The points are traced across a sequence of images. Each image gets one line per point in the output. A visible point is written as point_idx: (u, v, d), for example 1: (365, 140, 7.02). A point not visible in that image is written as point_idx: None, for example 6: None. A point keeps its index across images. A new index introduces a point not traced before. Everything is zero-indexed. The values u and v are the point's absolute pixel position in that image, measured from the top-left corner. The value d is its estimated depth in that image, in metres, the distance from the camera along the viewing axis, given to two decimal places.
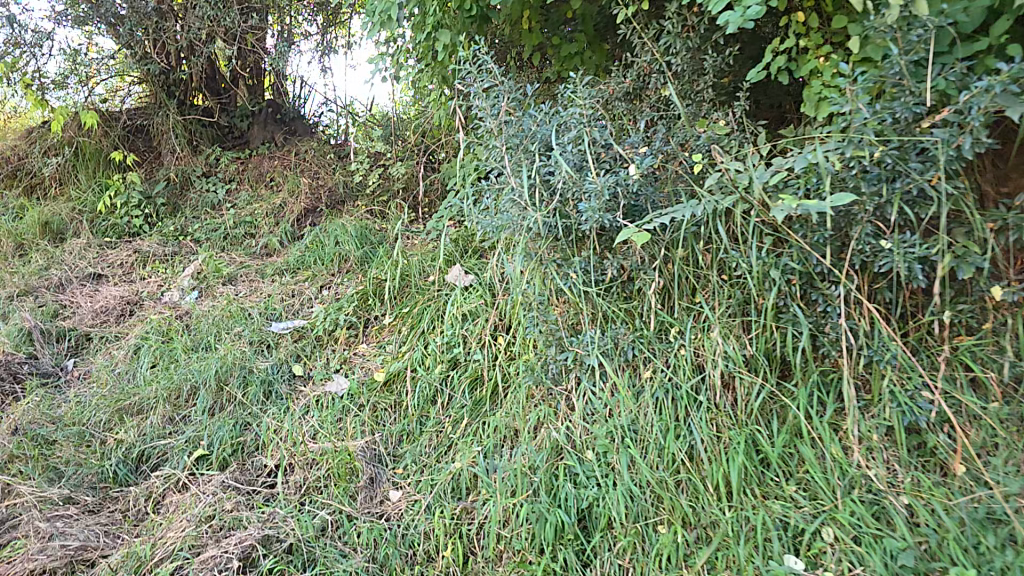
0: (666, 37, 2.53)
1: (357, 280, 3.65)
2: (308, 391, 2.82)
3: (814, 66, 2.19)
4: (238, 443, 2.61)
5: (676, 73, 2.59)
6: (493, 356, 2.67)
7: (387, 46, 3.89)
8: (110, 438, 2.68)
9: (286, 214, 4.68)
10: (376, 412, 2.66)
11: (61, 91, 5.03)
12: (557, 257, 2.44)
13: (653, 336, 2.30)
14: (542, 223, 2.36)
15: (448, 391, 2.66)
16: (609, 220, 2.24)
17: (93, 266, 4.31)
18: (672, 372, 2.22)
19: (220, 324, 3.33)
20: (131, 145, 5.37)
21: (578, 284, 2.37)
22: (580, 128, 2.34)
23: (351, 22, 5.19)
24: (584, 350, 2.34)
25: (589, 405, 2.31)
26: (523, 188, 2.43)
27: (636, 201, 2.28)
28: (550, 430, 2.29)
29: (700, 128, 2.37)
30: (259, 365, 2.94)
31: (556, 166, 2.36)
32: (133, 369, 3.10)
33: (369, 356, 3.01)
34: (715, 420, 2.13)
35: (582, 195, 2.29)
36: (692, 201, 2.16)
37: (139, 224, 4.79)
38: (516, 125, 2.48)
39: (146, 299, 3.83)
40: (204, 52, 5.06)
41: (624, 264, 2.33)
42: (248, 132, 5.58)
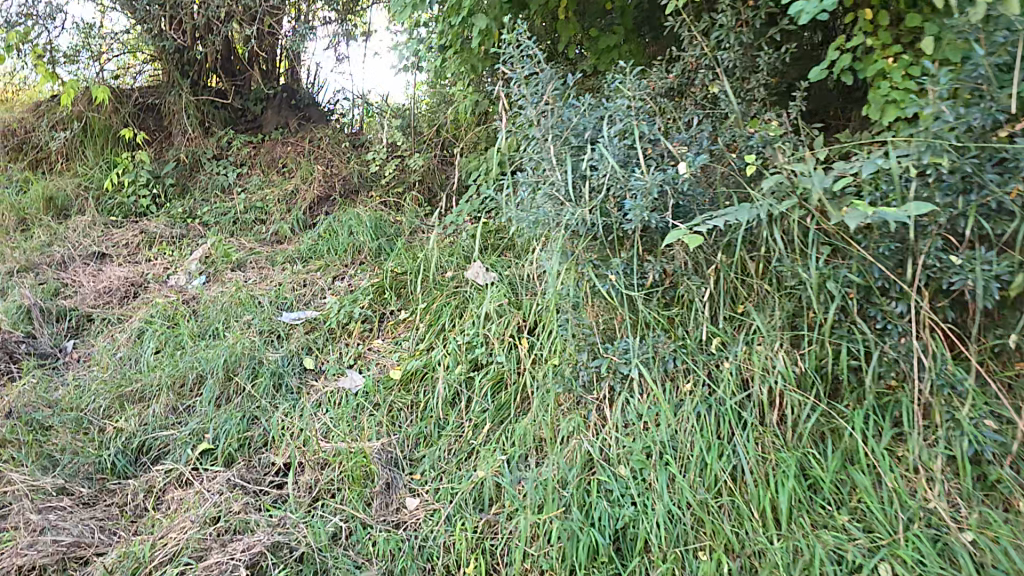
0: (719, 31, 2.39)
1: (372, 272, 3.50)
2: (320, 386, 2.68)
3: (882, 66, 2.08)
4: (244, 438, 2.45)
5: (724, 70, 2.46)
6: (518, 359, 2.53)
7: (412, 33, 3.78)
8: (109, 426, 2.52)
9: (299, 201, 4.53)
10: (392, 412, 2.51)
11: (72, 65, 4.87)
12: (594, 257, 2.28)
13: (695, 346, 2.17)
14: (582, 220, 2.20)
15: (468, 393, 2.51)
16: (655, 221, 2.10)
17: (98, 245, 4.16)
18: (716, 387, 2.11)
19: (229, 311, 3.18)
20: (140, 123, 5.20)
21: (620, 288, 2.23)
22: (627, 120, 2.20)
23: (370, 13, 5.14)
24: (619, 359, 2.21)
25: (624, 417, 2.19)
26: (564, 183, 2.27)
27: (687, 202, 2.13)
28: (582, 442, 2.16)
29: (750, 128, 2.23)
30: (269, 356, 2.79)
31: (599, 160, 2.20)
32: (136, 355, 2.95)
33: (384, 352, 2.86)
34: (761, 440, 2.02)
35: (627, 193, 2.14)
36: (746, 205, 2.03)
37: (146, 204, 4.64)
38: (557, 116, 2.31)
39: (151, 282, 3.68)
40: (221, 32, 4.94)
41: (667, 268, 2.20)
42: (261, 116, 5.38)
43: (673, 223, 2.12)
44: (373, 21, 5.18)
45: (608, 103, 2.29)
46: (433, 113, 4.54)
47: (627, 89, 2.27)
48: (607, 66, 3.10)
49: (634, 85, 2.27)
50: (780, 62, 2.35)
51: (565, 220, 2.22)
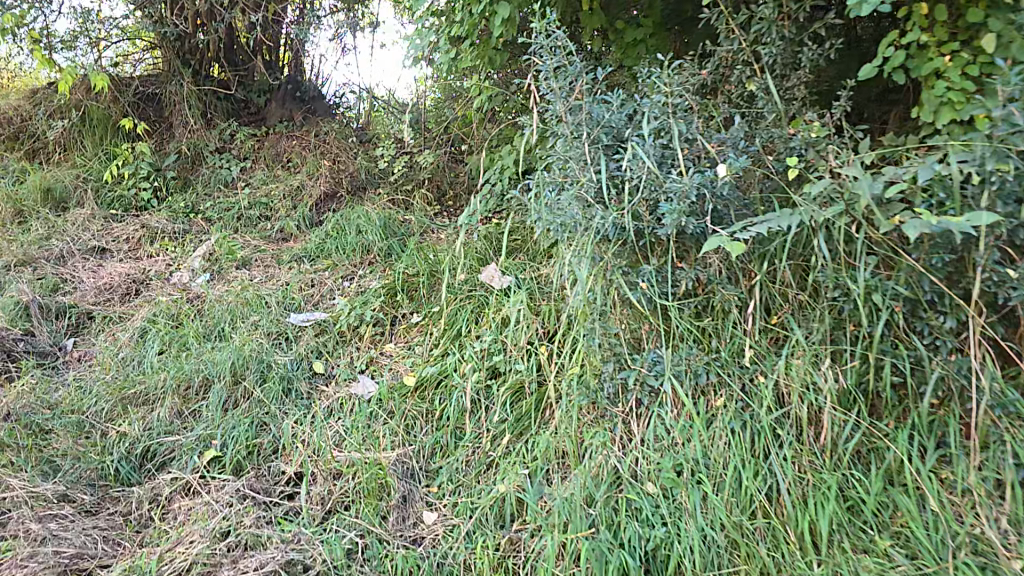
0: (759, 25, 2.32)
1: (382, 274, 3.41)
2: (330, 392, 2.57)
3: (938, 64, 2.04)
4: (253, 445, 2.36)
5: (761, 67, 2.39)
6: (539, 367, 2.44)
7: (424, 23, 3.68)
8: (112, 430, 2.42)
9: (305, 197, 4.41)
10: (406, 421, 2.41)
11: (70, 51, 4.71)
12: (624, 264, 2.19)
13: (730, 359, 2.09)
14: (613, 224, 2.10)
15: (487, 402, 2.41)
16: (693, 226, 2.01)
17: (97, 239, 4.03)
18: (751, 402, 2.04)
19: (236, 311, 3.08)
20: (141, 113, 5.06)
21: (653, 295, 2.14)
22: (664, 119, 2.11)
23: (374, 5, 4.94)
24: (648, 371, 2.13)
25: (651, 432, 2.10)
26: (594, 183, 2.16)
27: (725, 207, 2.04)
28: (609, 457, 2.07)
29: (791, 129, 2.16)
30: (278, 360, 2.69)
31: (634, 160, 2.10)
32: (138, 355, 2.84)
33: (397, 356, 2.76)
34: (798, 459, 1.96)
35: (662, 195, 2.05)
36: (788, 212, 1.95)
37: (147, 197, 4.50)
38: (585, 111, 2.19)
39: (153, 279, 3.56)
40: (224, 18, 4.80)
41: (701, 276, 2.11)
42: (265, 109, 5.25)
43: (710, 228, 2.04)
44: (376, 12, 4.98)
45: (643, 100, 2.20)
46: (439, 111, 4.46)
47: (664, 85, 2.17)
48: (632, 63, 3.01)
49: (671, 81, 2.17)
50: (825, 58, 2.29)
51: (594, 222, 2.12)
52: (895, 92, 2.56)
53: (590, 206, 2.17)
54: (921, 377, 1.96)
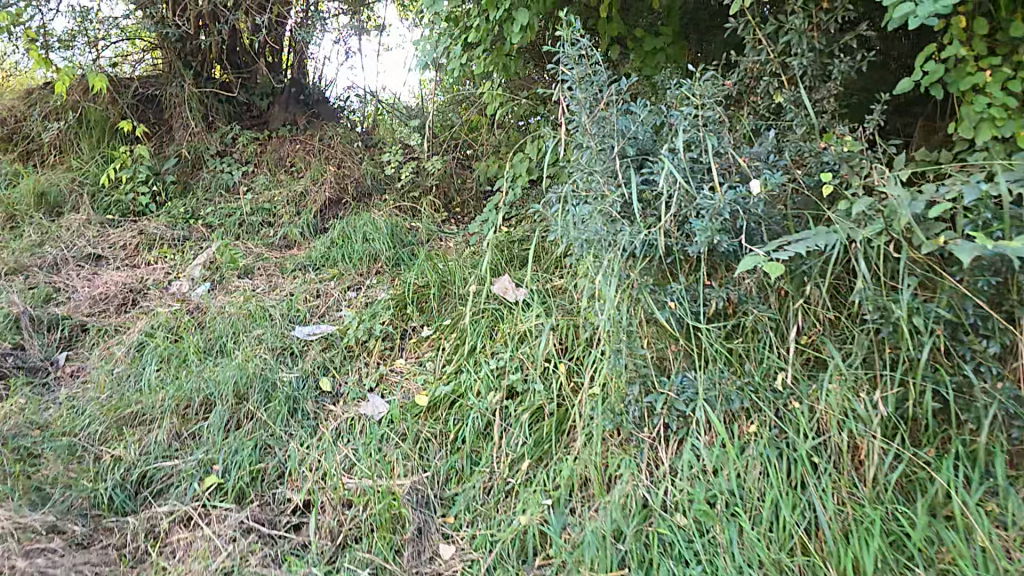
0: (788, 35, 2.20)
1: (390, 285, 3.31)
2: (337, 412, 2.45)
3: (978, 79, 1.92)
4: (257, 470, 2.23)
5: (790, 78, 2.28)
6: (558, 387, 2.32)
7: (435, 28, 3.61)
8: (106, 454, 2.29)
9: (309, 203, 4.29)
10: (420, 443, 2.29)
11: (67, 51, 4.60)
12: (650, 281, 2.05)
13: (763, 383, 1.96)
14: (641, 241, 1.97)
15: (503, 424, 2.29)
16: (727, 245, 1.88)
17: (93, 247, 3.90)
18: (787, 429, 1.89)
19: (238, 324, 2.95)
20: (139, 115, 4.92)
21: (683, 314, 2.00)
22: (694, 131, 1.99)
23: (377, 9, 5.03)
24: (676, 394, 2.01)
25: (680, 460, 1.97)
26: (620, 197, 2.03)
27: (760, 225, 1.92)
28: (636, 487, 1.94)
29: (823, 143, 2.06)
30: (283, 378, 2.57)
31: (664, 174, 1.97)
32: (136, 372, 2.71)
33: (408, 373, 2.65)
34: (839, 491, 1.81)
35: (694, 211, 1.92)
36: (825, 230, 1.85)
37: (145, 202, 4.37)
38: (610, 122, 2.07)
39: (151, 288, 3.44)
40: (228, 20, 4.69)
41: (732, 296, 1.98)
42: (267, 112, 5.13)
43: (745, 247, 1.91)
44: (382, 15, 5.08)
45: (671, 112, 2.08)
46: (443, 116, 4.53)
47: (694, 96, 2.05)
48: (652, 71, 2.91)
49: (702, 91, 2.05)
50: (857, 70, 2.18)
51: (621, 238, 1.99)
52: (917, 105, 2.53)
53: (616, 221, 2.04)
54: (964, 404, 1.85)
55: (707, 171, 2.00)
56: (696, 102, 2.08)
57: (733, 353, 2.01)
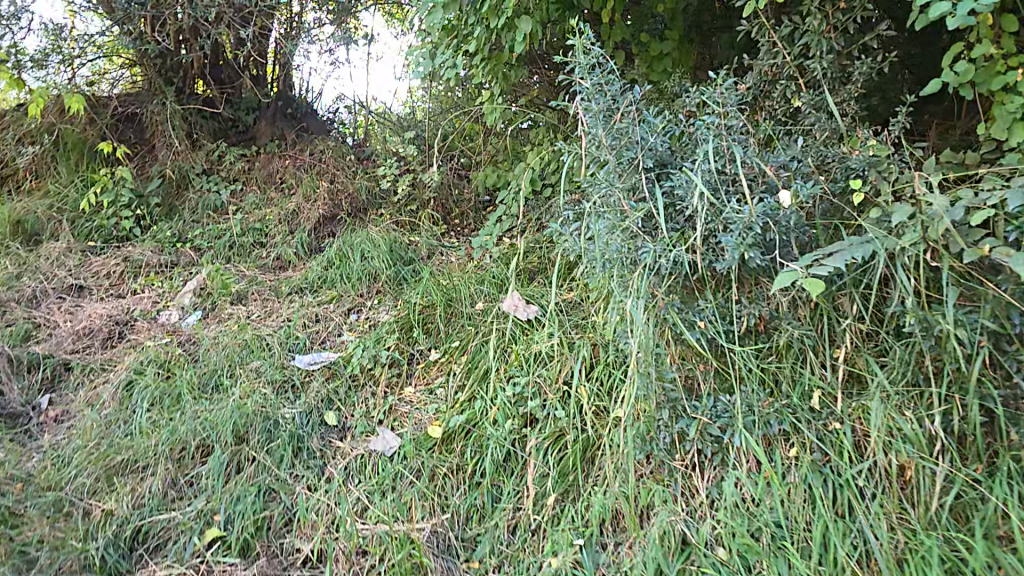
0: (806, 37, 2.09)
1: (393, 306, 3.19)
2: (346, 449, 2.32)
3: (1010, 78, 1.78)
4: (261, 520, 2.09)
5: (806, 81, 2.16)
6: (579, 413, 2.18)
7: (429, 39, 3.51)
8: (96, 509, 2.15)
9: (301, 221, 4.15)
10: (436, 479, 2.16)
11: (42, 70, 4.40)
12: (677, 299, 1.88)
13: (800, 404, 1.78)
14: (665, 259, 1.83)
15: (522, 456, 2.15)
16: (760, 260, 1.73)
17: (74, 277, 3.72)
18: (829, 451, 1.72)
19: (233, 357, 2.79)
20: (119, 135, 4.72)
21: (715, 334, 1.83)
22: (717, 140, 1.85)
23: (363, 17, 4.92)
24: (709, 418, 1.85)
25: (716, 490, 1.82)
26: (641, 213, 1.89)
27: (793, 234, 1.77)
28: (672, 521, 1.79)
29: (849, 149, 1.93)
30: (285, 415, 2.42)
31: (687, 187, 1.83)
32: (126, 415, 2.55)
33: (417, 402, 2.52)
34: (892, 519, 1.63)
35: (721, 225, 1.77)
36: (865, 243, 1.69)
37: (128, 227, 4.19)
38: (627, 133, 1.93)
39: (138, 320, 3.28)
40: (210, 34, 4.50)
41: (764, 313, 1.81)
42: (253, 128, 4.97)
43: (778, 261, 1.77)
44: (368, 25, 4.98)
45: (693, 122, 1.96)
46: (436, 124, 4.51)
47: (718, 103, 1.92)
48: (659, 77, 2.79)
49: (724, 96, 1.91)
50: (878, 73, 2.07)
51: (643, 257, 1.85)
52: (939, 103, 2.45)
53: (637, 238, 1.90)
54: (1012, 416, 1.63)
55: (734, 181, 1.86)
56: (717, 108, 1.94)
57: (765, 370, 1.84)
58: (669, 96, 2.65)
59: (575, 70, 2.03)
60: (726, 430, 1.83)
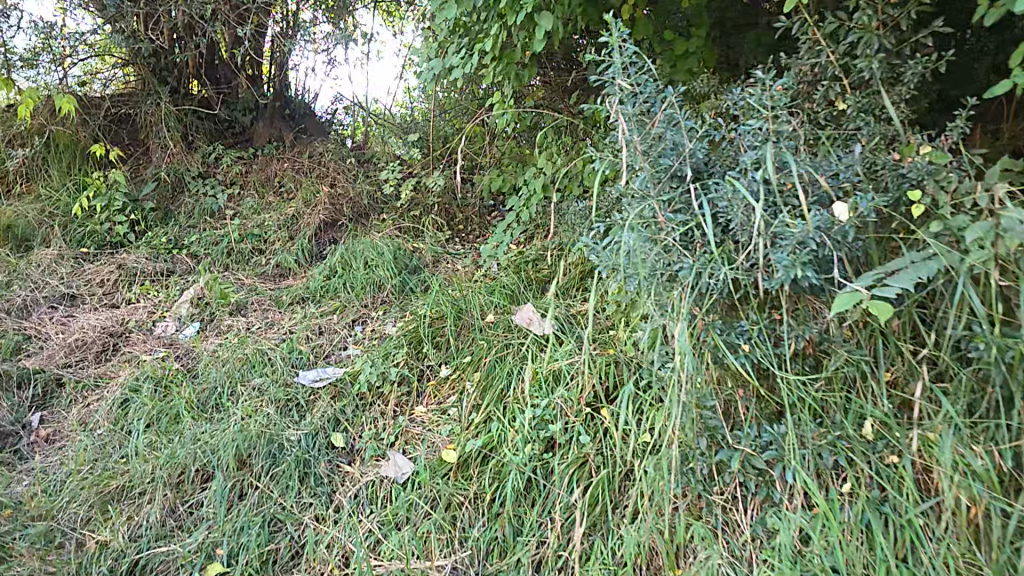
0: (856, 34, 1.98)
1: (400, 318, 3.06)
2: (356, 475, 2.17)
3: None
4: (267, 554, 1.96)
5: (851, 82, 2.06)
6: (605, 438, 2.05)
7: (436, 37, 3.37)
8: (90, 541, 2.01)
9: (302, 226, 3.99)
10: (453, 508, 2.02)
11: (31, 70, 4.29)
12: (719, 320, 1.74)
13: (855, 435, 1.64)
14: (707, 277, 1.69)
15: (545, 484, 2.01)
16: (813, 279, 1.60)
17: (66, 285, 3.55)
18: (888, 487, 1.60)
19: (234, 373, 2.65)
20: (113, 137, 4.57)
21: (761, 357, 1.70)
22: (763, 147, 1.73)
23: (359, 16, 4.71)
24: (753, 449, 1.71)
25: (762, 527, 1.69)
26: (679, 226, 1.76)
27: (846, 250, 1.63)
28: (715, 562, 1.67)
29: (902, 158, 1.80)
30: (289, 438, 2.27)
31: (731, 198, 1.70)
32: (119, 436, 2.39)
33: (429, 422, 2.38)
34: (959, 563, 1.50)
35: (771, 241, 1.64)
36: (932, 260, 1.58)
37: (123, 232, 4.01)
38: (664, 139, 1.80)
39: (134, 331, 3.13)
40: (207, 32, 4.36)
41: (814, 336, 1.68)
42: (251, 129, 4.85)
43: (834, 280, 1.63)
44: (365, 23, 4.76)
45: (736, 128, 1.83)
46: (439, 128, 4.40)
47: (765, 108, 1.79)
48: (682, 79, 2.68)
49: (770, 100, 1.79)
50: (930, 73, 1.98)
51: (682, 274, 1.71)
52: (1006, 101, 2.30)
53: (674, 252, 1.75)
54: None
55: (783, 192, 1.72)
56: (762, 113, 1.82)
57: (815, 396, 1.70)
58: (693, 98, 2.53)
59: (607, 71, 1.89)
60: (776, 464, 1.68)
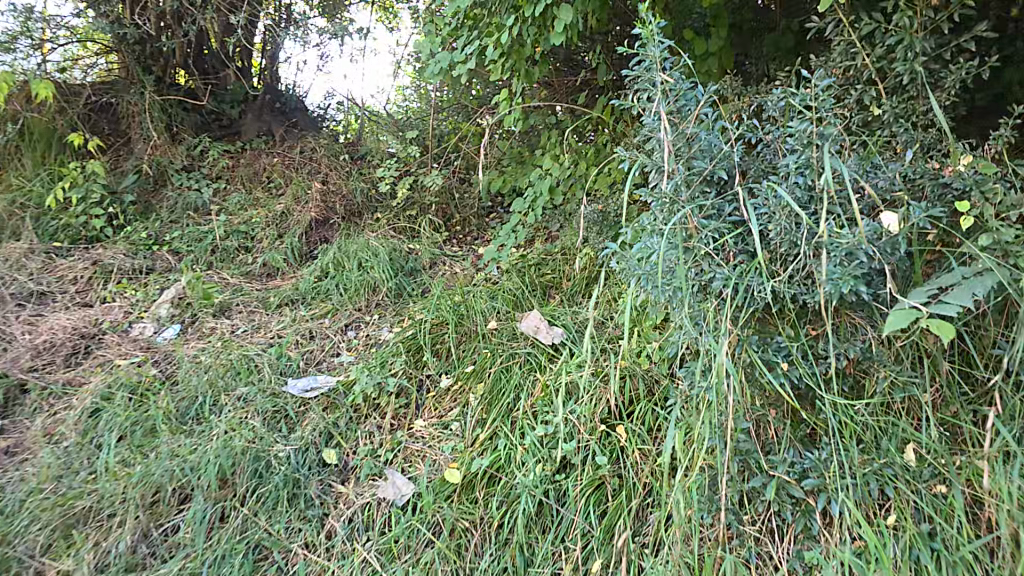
0: (895, 37, 1.81)
1: (398, 323, 2.89)
2: (350, 497, 2.00)
3: None
4: None
5: (886, 86, 1.89)
6: (623, 458, 1.89)
7: (440, 31, 3.23)
8: (52, 571, 1.81)
9: (291, 223, 3.79)
10: (457, 536, 1.86)
11: (8, 55, 3.93)
12: (754, 334, 1.57)
13: (903, 462, 1.45)
14: (742, 290, 1.53)
15: (558, 508, 1.84)
16: (863, 294, 1.43)
17: (36, 282, 3.31)
18: (937, 519, 1.40)
19: (217, 382, 2.45)
20: (93, 127, 4.31)
21: (802, 377, 1.51)
22: (805, 151, 1.54)
23: (353, 10, 4.54)
24: (786, 475, 1.52)
25: (797, 564, 1.50)
26: (712, 233, 1.60)
27: (897, 262, 1.47)
28: None
29: (950, 166, 1.65)
30: (278, 454, 2.09)
31: (771, 204, 1.52)
32: (89, 452, 2.19)
33: (429, 438, 2.21)
34: None
35: (817, 252, 1.45)
36: (987, 275, 1.40)
37: (100, 226, 3.77)
38: (697, 140, 1.63)
39: (108, 334, 2.91)
40: (196, 20, 4.17)
41: (857, 354, 1.50)
42: (240, 122, 4.65)
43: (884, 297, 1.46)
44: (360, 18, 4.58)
45: (777, 129, 1.66)
46: (438, 126, 4.24)
47: (809, 105, 1.61)
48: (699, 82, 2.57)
49: (815, 99, 1.61)
50: (973, 79, 1.82)
51: (714, 284, 1.55)
52: None
53: (705, 262, 1.59)
54: None
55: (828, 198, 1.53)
56: (805, 114, 1.63)
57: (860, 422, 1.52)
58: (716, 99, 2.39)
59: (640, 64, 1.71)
60: (818, 495, 1.49)
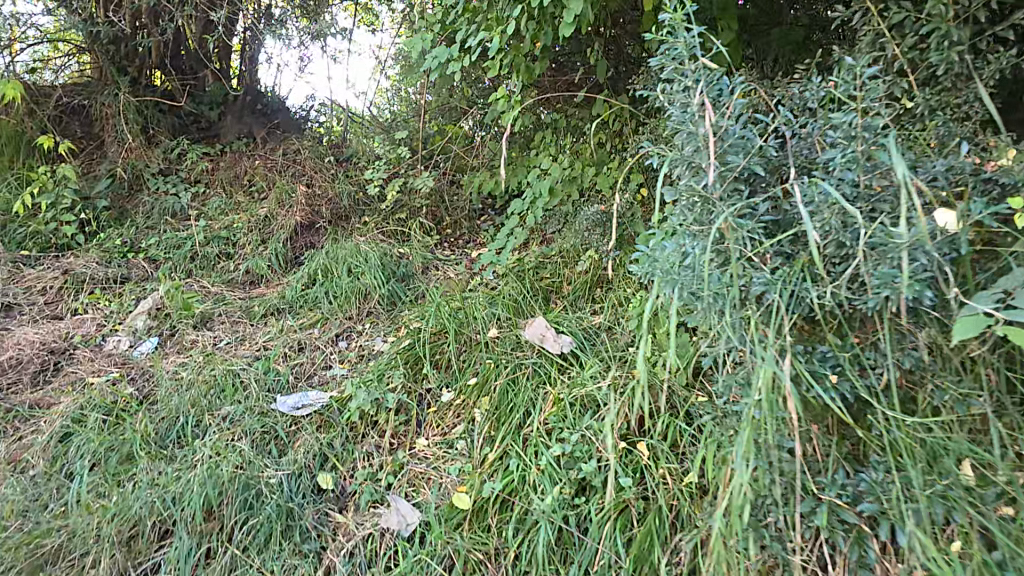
0: (932, 25, 1.70)
1: (392, 333, 2.72)
2: (350, 527, 1.84)
3: None
4: None
5: (917, 78, 1.78)
6: (648, 479, 1.75)
7: (433, 26, 3.09)
8: None
9: (275, 228, 3.60)
10: (469, 569, 1.70)
11: None
12: (799, 344, 1.42)
13: (969, 483, 1.32)
14: (787, 296, 1.38)
15: (579, 536, 1.69)
16: (923, 298, 1.30)
17: (1, 293, 3.08)
18: (1010, 546, 1.27)
19: (201, 401, 2.27)
20: (63, 129, 4.08)
21: (853, 391, 1.38)
22: (850, 145, 1.39)
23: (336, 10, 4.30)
24: (838, 499, 1.38)
25: None
26: (751, 232, 1.44)
27: (956, 263, 1.33)
28: None
29: (999, 159, 1.53)
30: (269, 481, 1.92)
31: (817, 202, 1.37)
32: (59, 482, 1.99)
33: (433, 458, 2.05)
34: None
35: (875, 253, 1.30)
36: None
37: (71, 233, 3.55)
38: (735, 131, 1.46)
39: (79, 349, 2.70)
40: (174, 17, 3.98)
41: (911, 364, 1.38)
42: (219, 124, 4.44)
43: (946, 301, 1.32)
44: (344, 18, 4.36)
45: (816, 121, 1.52)
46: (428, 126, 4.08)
47: (852, 95, 1.48)
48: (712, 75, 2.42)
49: (858, 89, 1.47)
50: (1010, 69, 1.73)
51: (755, 290, 1.40)
52: None
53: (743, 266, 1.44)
54: None
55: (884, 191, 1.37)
56: (848, 105, 1.50)
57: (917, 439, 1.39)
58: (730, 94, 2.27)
59: (668, 52, 1.55)
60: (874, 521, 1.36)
